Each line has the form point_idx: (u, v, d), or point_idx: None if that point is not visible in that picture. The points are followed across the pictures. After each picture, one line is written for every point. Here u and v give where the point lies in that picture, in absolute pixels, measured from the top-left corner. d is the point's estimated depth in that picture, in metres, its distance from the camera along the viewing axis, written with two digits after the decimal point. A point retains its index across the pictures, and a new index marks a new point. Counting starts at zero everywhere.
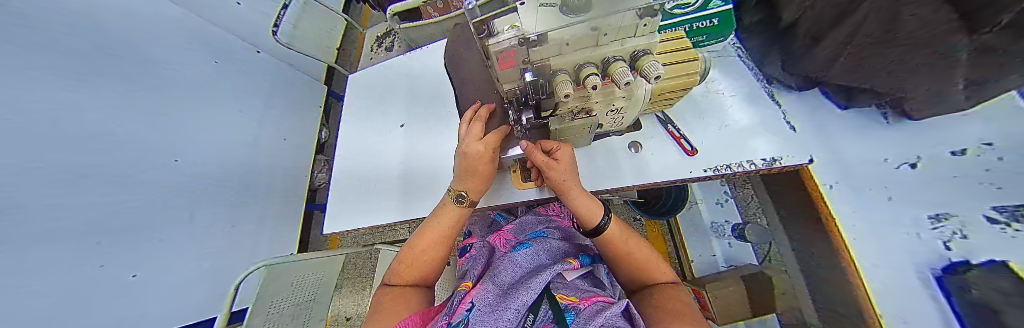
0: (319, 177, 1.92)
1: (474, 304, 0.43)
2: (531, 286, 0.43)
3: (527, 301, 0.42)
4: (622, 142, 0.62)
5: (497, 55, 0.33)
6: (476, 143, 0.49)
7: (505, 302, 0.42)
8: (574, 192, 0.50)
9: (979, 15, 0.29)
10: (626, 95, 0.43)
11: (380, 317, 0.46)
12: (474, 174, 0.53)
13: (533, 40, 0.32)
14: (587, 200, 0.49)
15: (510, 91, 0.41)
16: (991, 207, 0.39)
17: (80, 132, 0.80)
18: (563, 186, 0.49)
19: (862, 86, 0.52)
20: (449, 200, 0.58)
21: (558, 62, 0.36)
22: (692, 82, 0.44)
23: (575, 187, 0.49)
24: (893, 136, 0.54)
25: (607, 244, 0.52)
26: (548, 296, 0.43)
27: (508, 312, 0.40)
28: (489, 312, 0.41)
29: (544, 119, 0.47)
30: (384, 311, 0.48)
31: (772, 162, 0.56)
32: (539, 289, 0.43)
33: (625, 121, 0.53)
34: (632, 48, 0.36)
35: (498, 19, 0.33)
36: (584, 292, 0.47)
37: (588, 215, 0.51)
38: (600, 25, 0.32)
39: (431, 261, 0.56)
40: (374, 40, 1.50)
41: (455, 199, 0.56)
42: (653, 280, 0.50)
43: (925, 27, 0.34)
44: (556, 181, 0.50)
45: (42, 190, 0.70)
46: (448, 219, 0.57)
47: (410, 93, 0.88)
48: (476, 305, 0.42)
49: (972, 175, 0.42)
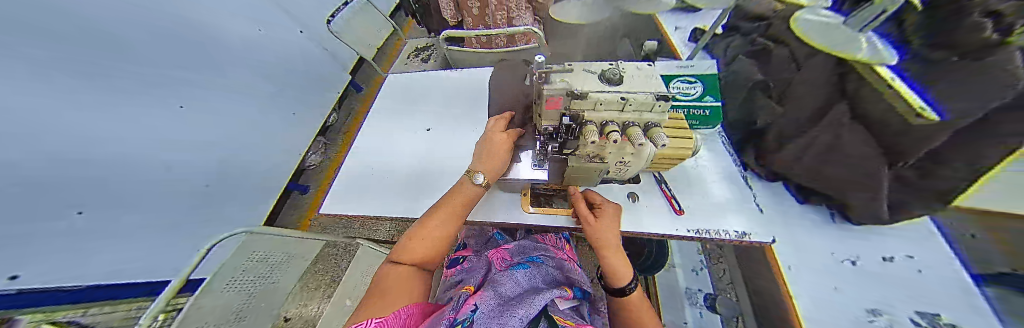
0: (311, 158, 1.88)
1: (478, 307, 0.46)
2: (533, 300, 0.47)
3: (529, 315, 0.45)
4: (622, 191, 0.70)
5: (547, 98, 0.42)
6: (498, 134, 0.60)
7: (508, 310, 0.46)
8: (612, 249, 0.55)
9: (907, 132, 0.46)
10: (634, 153, 0.53)
11: (385, 294, 0.46)
12: (494, 156, 0.58)
13: (577, 94, 0.41)
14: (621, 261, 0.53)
15: (544, 126, 0.49)
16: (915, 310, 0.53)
17: None
18: (603, 241, 0.55)
19: (814, 187, 0.63)
20: (465, 180, 0.59)
21: (590, 115, 0.45)
22: (687, 153, 0.54)
23: (614, 246, 0.54)
24: (837, 234, 0.65)
25: (627, 306, 0.54)
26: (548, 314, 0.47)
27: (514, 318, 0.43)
28: (494, 316, 0.44)
29: (564, 155, 0.55)
30: (390, 291, 0.48)
31: (742, 236, 0.63)
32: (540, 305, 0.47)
33: (628, 173, 0.61)
34: (647, 119, 0.46)
35: (555, 72, 0.42)
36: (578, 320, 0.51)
37: (618, 276, 0.53)
38: (628, 97, 0.42)
39: (440, 241, 0.56)
40: (413, 50, 1.66)
41: (471, 179, 0.58)
42: None
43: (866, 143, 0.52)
44: (598, 235, 0.56)
45: None
46: (462, 197, 0.58)
47: (444, 103, 0.95)
48: (479, 307, 0.46)
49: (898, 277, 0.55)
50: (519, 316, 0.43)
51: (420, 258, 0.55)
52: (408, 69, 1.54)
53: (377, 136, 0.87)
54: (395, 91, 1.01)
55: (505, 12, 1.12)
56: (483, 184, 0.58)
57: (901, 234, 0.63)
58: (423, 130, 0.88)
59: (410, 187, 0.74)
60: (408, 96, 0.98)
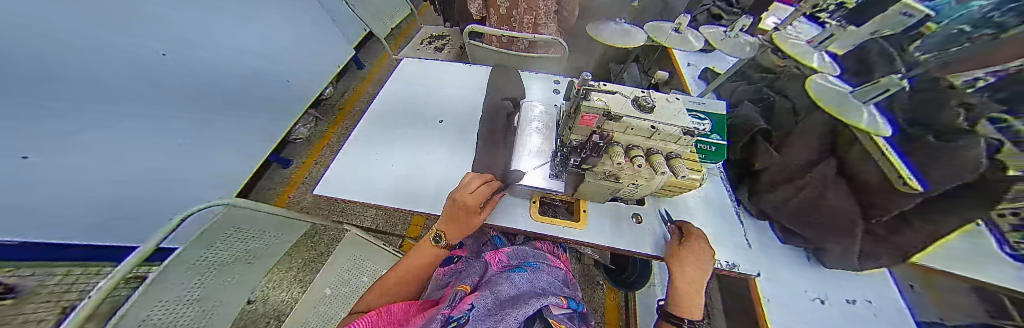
0: (299, 131, 1.76)
1: (474, 305, 0.45)
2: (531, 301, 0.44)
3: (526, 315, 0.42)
4: (627, 211, 0.70)
5: (584, 113, 0.43)
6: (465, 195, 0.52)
7: (504, 309, 0.43)
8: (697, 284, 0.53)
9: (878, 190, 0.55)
10: (648, 178, 0.54)
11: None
12: (455, 221, 0.53)
13: (613, 116, 0.43)
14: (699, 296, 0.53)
15: (573, 139, 0.50)
16: None
17: None
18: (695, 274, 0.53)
19: (799, 230, 0.67)
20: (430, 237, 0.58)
21: (619, 136, 0.46)
22: (695, 185, 0.57)
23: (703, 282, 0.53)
24: (813, 275, 0.70)
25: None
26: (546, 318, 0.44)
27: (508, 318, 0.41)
28: (488, 315, 0.42)
29: (582, 169, 0.55)
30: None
31: (731, 266, 0.65)
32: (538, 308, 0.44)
33: (637, 195, 0.63)
34: (669, 149, 0.48)
35: (595, 91, 0.44)
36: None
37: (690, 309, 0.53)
38: (657, 127, 0.44)
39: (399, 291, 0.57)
40: (428, 37, 1.62)
41: (433, 238, 0.55)
42: None
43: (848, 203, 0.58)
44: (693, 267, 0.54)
45: None
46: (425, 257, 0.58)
47: (454, 98, 0.95)
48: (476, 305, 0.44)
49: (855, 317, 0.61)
50: (515, 316, 0.40)
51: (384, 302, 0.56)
52: (420, 55, 1.50)
53: (382, 121, 0.85)
54: (405, 79, 1.00)
55: (533, 18, 1.13)
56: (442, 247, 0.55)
57: (863, 281, 0.71)
58: (432, 122, 0.86)
59: (410, 177, 0.71)
60: (419, 87, 0.98)
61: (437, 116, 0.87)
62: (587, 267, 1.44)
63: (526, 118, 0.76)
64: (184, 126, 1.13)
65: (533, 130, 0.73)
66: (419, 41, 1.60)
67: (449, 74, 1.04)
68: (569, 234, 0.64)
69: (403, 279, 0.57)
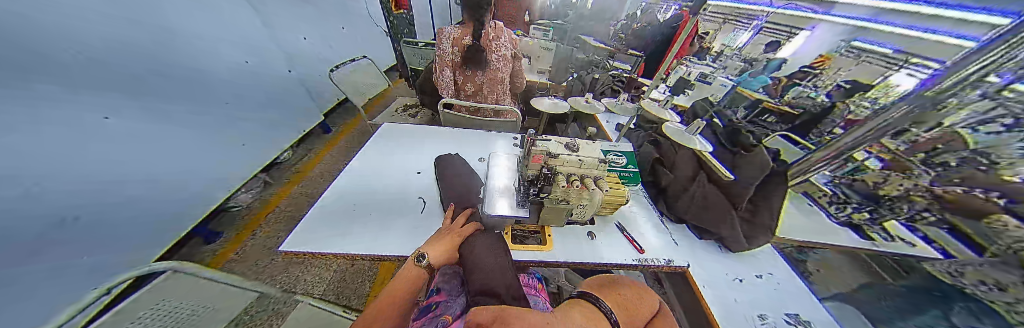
0: (240, 199, 1.59)
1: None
2: None
3: None
4: (584, 230, 0.86)
5: (534, 154, 0.62)
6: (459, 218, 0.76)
7: None
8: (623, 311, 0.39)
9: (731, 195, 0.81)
10: (589, 197, 0.72)
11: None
12: (442, 242, 0.68)
13: (553, 154, 0.63)
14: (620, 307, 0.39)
15: (530, 175, 0.69)
16: (787, 313, 0.78)
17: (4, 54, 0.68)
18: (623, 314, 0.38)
19: (703, 226, 0.91)
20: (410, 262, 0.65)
21: (560, 168, 0.65)
22: (623, 200, 0.78)
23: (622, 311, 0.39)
24: (728, 261, 0.90)
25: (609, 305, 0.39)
26: None
27: None
28: None
29: (541, 197, 0.72)
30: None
31: (668, 262, 0.81)
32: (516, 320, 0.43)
33: (586, 214, 0.80)
34: (596, 174, 0.69)
35: (540, 140, 0.66)
36: None
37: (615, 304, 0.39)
38: (583, 160, 0.66)
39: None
40: (401, 106, 1.86)
41: (415, 257, 0.62)
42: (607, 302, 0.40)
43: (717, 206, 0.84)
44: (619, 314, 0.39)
45: None
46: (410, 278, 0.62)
47: (429, 153, 1.12)
48: None
49: (759, 288, 0.83)
50: None
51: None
52: (394, 120, 1.70)
53: (361, 179, 0.94)
54: (384, 141, 1.15)
55: (494, 94, 1.54)
56: (425, 265, 0.62)
57: (761, 259, 0.94)
58: (410, 173, 1.00)
59: (391, 223, 0.78)
60: (395, 147, 1.13)
61: (415, 168, 1.02)
62: None
63: (494, 163, 0.96)
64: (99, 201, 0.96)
65: (500, 172, 0.91)
66: (393, 110, 1.82)
67: (423, 135, 1.22)
68: (539, 256, 0.74)
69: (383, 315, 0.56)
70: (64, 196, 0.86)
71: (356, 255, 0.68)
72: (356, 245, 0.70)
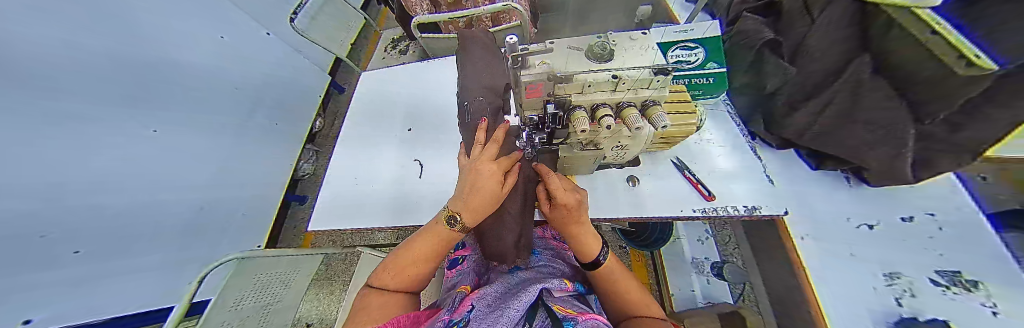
0: (305, 169, 1.67)
1: (474, 306, 0.46)
2: (520, 300, 0.44)
3: (519, 315, 0.42)
4: (621, 175, 0.64)
5: (527, 85, 0.37)
6: (490, 163, 0.40)
7: (501, 306, 0.45)
8: (586, 243, 0.51)
9: (923, 108, 0.41)
10: (631, 135, 0.46)
11: (363, 314, 0.45)
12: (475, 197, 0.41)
13: (560, 77, 0.36)
14: (591, 246, 0.51)
15: (529, 118, 0.45)
16: (936, 270, 0.54)
17: (29, 167, 0.65)
18: (575, 235, 0.51)
19: (828, 151, 0.59)
20: (438, 221, 0.49)
21: (579, 99, 0.39)
22: (689, 131, 0.50)
23: (588, 242, 0.51)
24: (852, 199, 0.63)
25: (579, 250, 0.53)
26: (545, 308, 0.44)
27: (507, 316, 0.41)
28: (488, 312, 0.44)
29: (555, 145, 0.50)
30: (367, 313, 0.45)
31: (754, 210, 0.60)
32: (528, 303, 0.44)
33: (628, 156, 0.56)
34: (643, 97, 0.40)
35: (532, 56, 0.38)
36: (578, 308, 0.48)
37: (586, 256, 0.53)
38: (619, 75, 0.37)
39: (414, 275, 0.50)
40: (389, 43, 1.76)
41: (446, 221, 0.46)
42: (586, 256, 0.53)
43: (878, 112, 0.45)
44: (572, 232, 0.51)
45: (14, 204, 0.61)
46: (432, 242, 0.50)
47: (417, 103, 0.93)
48: (475, 307, 0.46)
49: (883, 229, 0.60)
50: (515, 309, 0.42)
51: (401, 283, 0.51)
52: (388, 64, 1.67)
53: (358, 150, 0.86)
54: (369, 93, 0.98)
55: None
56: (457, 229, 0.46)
57: (918, 193, 0.63)
58: (406, 134, 0.87)
59: (403, 185, 0.77)
60: (382, 101, 0.96)
61: (406, 125, 0.89)
62: (606, 234, 1.31)
63: (483, 79, 0.63)
64: (132, 194, 0.88)
65: (493, 81, 0.63)
66: (382, 50, 1.75)
67: (415, 83, 0.98)
68: None
69: (415, 263, 0.50)
70: (133, 196, 0.88)
71: (380, 226, 0.71)
72: (380, 218, 0.71)
